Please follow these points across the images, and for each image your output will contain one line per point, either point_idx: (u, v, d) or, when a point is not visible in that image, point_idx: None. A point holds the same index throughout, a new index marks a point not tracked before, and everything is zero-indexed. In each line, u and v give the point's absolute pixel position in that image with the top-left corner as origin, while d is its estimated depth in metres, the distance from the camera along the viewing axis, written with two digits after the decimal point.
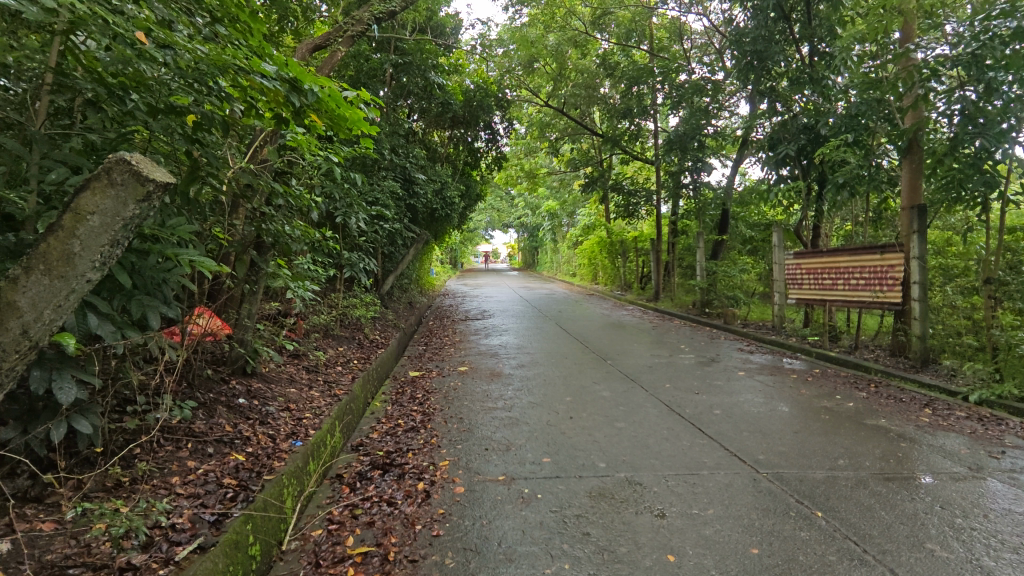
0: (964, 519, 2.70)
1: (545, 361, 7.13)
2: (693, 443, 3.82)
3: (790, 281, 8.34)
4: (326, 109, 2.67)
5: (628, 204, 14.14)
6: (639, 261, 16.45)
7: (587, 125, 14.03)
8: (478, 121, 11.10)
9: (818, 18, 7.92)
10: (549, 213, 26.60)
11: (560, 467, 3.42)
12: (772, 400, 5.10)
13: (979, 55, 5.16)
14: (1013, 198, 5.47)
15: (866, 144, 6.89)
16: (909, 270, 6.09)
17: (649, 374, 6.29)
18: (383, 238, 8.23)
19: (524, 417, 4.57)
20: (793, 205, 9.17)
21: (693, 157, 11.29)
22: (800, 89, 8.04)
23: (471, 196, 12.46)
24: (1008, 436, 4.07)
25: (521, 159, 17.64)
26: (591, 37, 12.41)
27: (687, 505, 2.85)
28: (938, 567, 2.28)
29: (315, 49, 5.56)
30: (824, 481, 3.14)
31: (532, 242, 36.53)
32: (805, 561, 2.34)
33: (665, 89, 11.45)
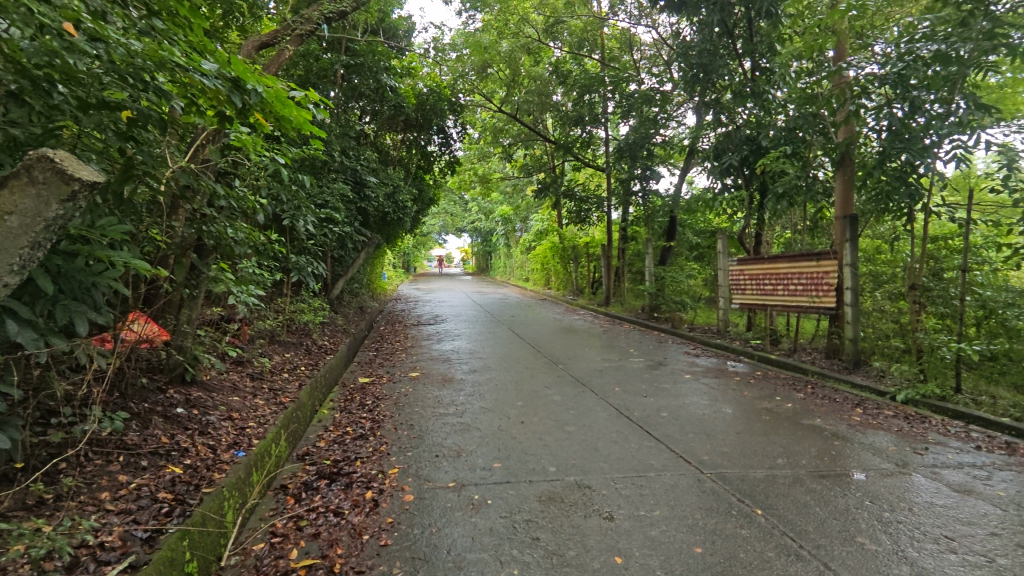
0: (891, 512, 2.85)
1: (497, 366, 7.13)
2: (641, 446, 3.90)
3: (734, 286, 8.65)
4: (271, 110, 2.62)
5: (580, 210, 14.33)
6: (590, 267, 16.69)
7: (540, 132, 14.17)
8: (431, 125, 11.04)
9: (759, 35, 8.28)
10: (502, 219, 26.69)
11: (511, 472, 3.43)
12: (717, 402, 5.26)
13: (904, 75, 5.57)
14: (935, 210, 5.85)
15: (803, 156, 7.20)
16: (843, 276, 6.40)
17: (600, 378, 6.37)
18: (333, 241, 8.05)
19: (475, 423, 4.55)
20: (736, 213, 9.52)
21: (643, 164, 11.59)
22: (743, 102, 8.22)
23: (424, 200, 12.35)
24: (931, 433, 4.33)
25: (475, 164, 17.69)
26: (544, 45, 12.56)
27: (635, 506, 2.91)
28: (867, 560, 2.40)
29: (262, 47, 5.42)
30: (764, 480, 3.26)
31: (485, 247, 36.53)
32: (745, 558, 2.42)
33: (616, 99, 11.71)
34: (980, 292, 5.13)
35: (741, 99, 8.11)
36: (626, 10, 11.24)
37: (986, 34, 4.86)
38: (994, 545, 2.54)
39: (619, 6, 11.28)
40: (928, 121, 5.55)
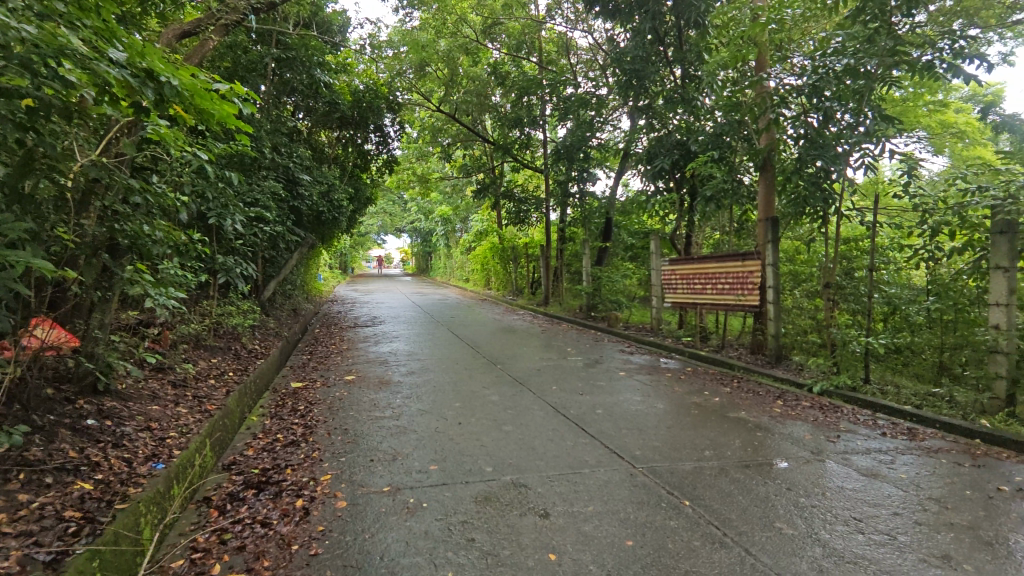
0: (807, 498, 3.04)
1: (435, 367, 7.05)
2: (576, 443, 3.96)
3: (666, 286, 8.95)
4: (192, 104, 2.53)
5: (519, 210, 14.42)
6: (529, 267, 16.84)
7: (478, 133, 14.16)
8: (368, 123, 10.83)
9: (688, 44, 8.58)
10: (442, 220, 26.48)
11: (447, 474, 3.40)
12: (650, 398, 5.43)
13: (818, 87, 5.87)
14: (846, 213, 6.25)
15: (729, 160, 7.52)
16: (765, 276, 6.72)
17: (537, 377, 6.42)
18: (263, 241, 7.73)
19: (412, 426, 4.48)
20: (668, 215, 9.85)
21: (579, 166, 11.81)
22: (674, 108, 8.45)
23: (361, 199, 12.04)
24: (843, 422, 4.63)
25: (413, 163, 17.48)
26: (482, 45, 12.56)
27: (570, 503, 2.95)
28: (784, 544, 2.53)
29: (183, 35, 5.16)
30: (691, 472, 3.39)
31: (425, 247, 36.12)
32: (674, 548, 2.50)
33: (554, 102, 11.85)
34: (886, 290, 5.54)
35: (672, 105, 8.38)
36: (563, 14, 11.40)
37: (889, 51, 5.25)
38: (896, 524, 2.74)
39: (556, 10, 11.44)
40: (840, 130, 5.92)
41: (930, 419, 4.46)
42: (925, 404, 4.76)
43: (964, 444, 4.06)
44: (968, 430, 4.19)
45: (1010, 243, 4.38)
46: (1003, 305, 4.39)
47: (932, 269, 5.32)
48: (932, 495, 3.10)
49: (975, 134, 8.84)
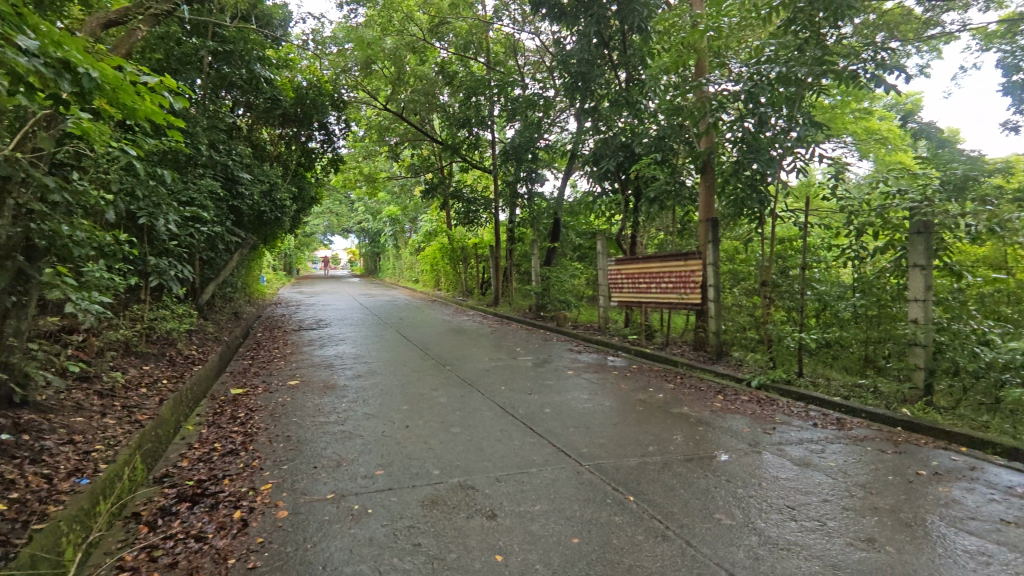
0: (744, 488, 3.15)
1: (383, 370, 6.93)
2: (524, 442, 3.98)
3: (613, 285, 9.11)
4: (117, 98, 2.40)
5: (468, 211, 14.33)
6: (479, 267, 16.82)
7: (426, 133, 14.02)
8: (312, 121, 10.56)
9: (632, 48, 8.74)
10: (390, 220, 26.08)
11: (394, 478, 3.34)
12: (597, 396, 5.52)
13: (754, 92, 6.07)
14: (781, 214, 6.53)
15: (672, 163, 7.73)
16: (706, 274, 6.93)
17: (486, 378, 6.41)
18: (200, 242, 7.39)
19: (358, 431, 4.37)
20: (614, 216, 10.03)
21: (528, 167, 11.88)
22: (619, 111, 8.53)
23: (305, 199, 11.70)
24: (778, 414, 4.84)
25: (360, 163, 17.11)
26: (429, 45, 12.45)
27: (517, 503, 2.95)
28: (722, 535, 2.62)
29: (110, 25, 4.86)
30: (636, 468, 3.46)
31: (372, 248, 35.48)
32: (618, 543, 2.54)
33: (502, 102, 11.88)
34: (817, 287, 5.82)
35: (617, 108, 8.50)
36: (510, 16, 11.43)
37: (818, 60, 5.60)
38: (825, 510, 2.88)
39: (503, 11, 11.46)
40: (774, 135, 6.18)
41: (857, 409, 4.72)
42: (852, 395, 5.03)
43: (887, 432, 4.31)
44: (890, 418, 4.46)
45: (926, 243, 4.70)
46: (921, 300, 4.71)
47: (859, 267, 5.62)
48: (858, 481, 3.28)
49: (896, 140, 9.44)
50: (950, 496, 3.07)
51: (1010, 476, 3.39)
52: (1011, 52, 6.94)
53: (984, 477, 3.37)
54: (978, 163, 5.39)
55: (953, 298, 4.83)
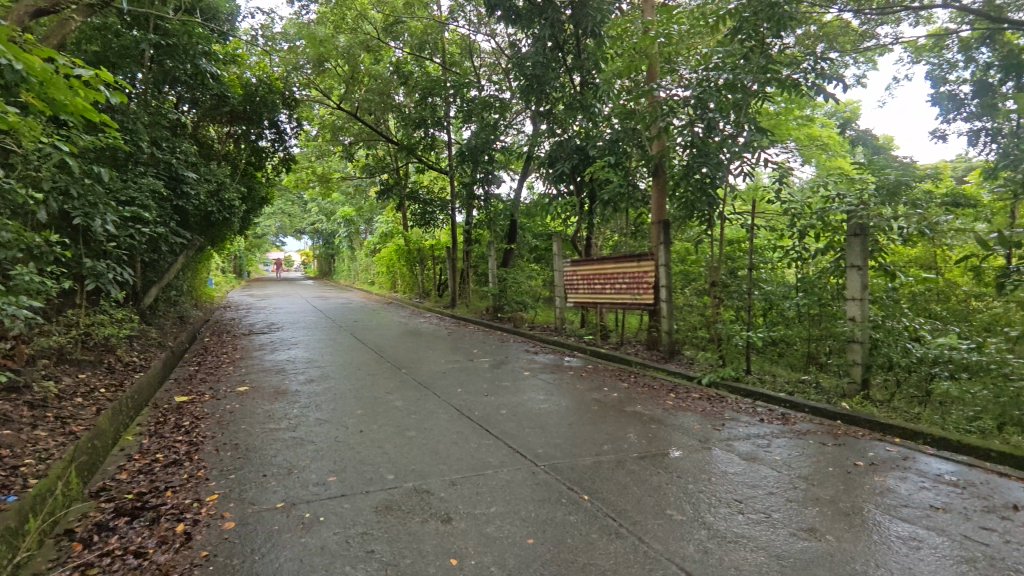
0: (694, 484, 3.24)
1: (336, 374, 6.79)
2: (480, 444, 3.97)
3: (568, 286, 9.19)
4: (49, 90, 2.27)
5: (424, 212, 14.13)
6: (436, 269, 16.69)
7: (381, 132, 13.82)
8: (261, 119, 10.27)
9: (586, 53, 8.86)
10: (345, 222, 25.59)
11: (347, 485, 3.27)
12: (553, 396, 5.56)
13: (703, 99, 6.19)
14: (730, 216, 6.73)
15: (625, 165, 7.85)
16: (658, 275, 7.08)
17: (443, 380, 6.36)
18: (142, 243, 7.04)
19: (310, 437, 4.26)
20: (569, 218, 10.13)
21: (484, 169, 11.88)
22: (573, 115, 8.62)
23: (255, 199, 11.35)
24: (727, 411, 4.99)
25: (312, 163, 16.70)
26: (384, 44, 12.30)
27: (473, 506, 2.94)
28: (673, 530, 2.67)
29: (39, 14, 4.59)
30: (591, 466, 3.50)
31: (327, 250, 34.71)
32: (572, 542, 2.56)
33: (458, 103, 11.82)
34: (764, 287, 6.02)
35: (571, 111, 8.53)
36: (465, 17, 11.41)
37: (762, 68, 5.87)
38: (770, 503, 2.98)
39: (458, 12, 11.42)
40: (722, 140, 6.29)
41: (800, 404, 4.92)
42: (796, 391, 5.24)
43: (828, 425, 4.50)
44: (831, 412, 4.65)
45: (863, 244, 4.91)
46: (858, 299, 4.92)
47: (802, 268, 5.84)
48: (801, 474, 3.41)
49: (835, 147, 9.87)
50: (885, 485, 3.24)
51: (939, 465, 3.60)
52: (939, 64, 7.39)
53: (916, 466, 3.56)
54: (911, 170, 5.70)
55: (888, 297, 5.07)
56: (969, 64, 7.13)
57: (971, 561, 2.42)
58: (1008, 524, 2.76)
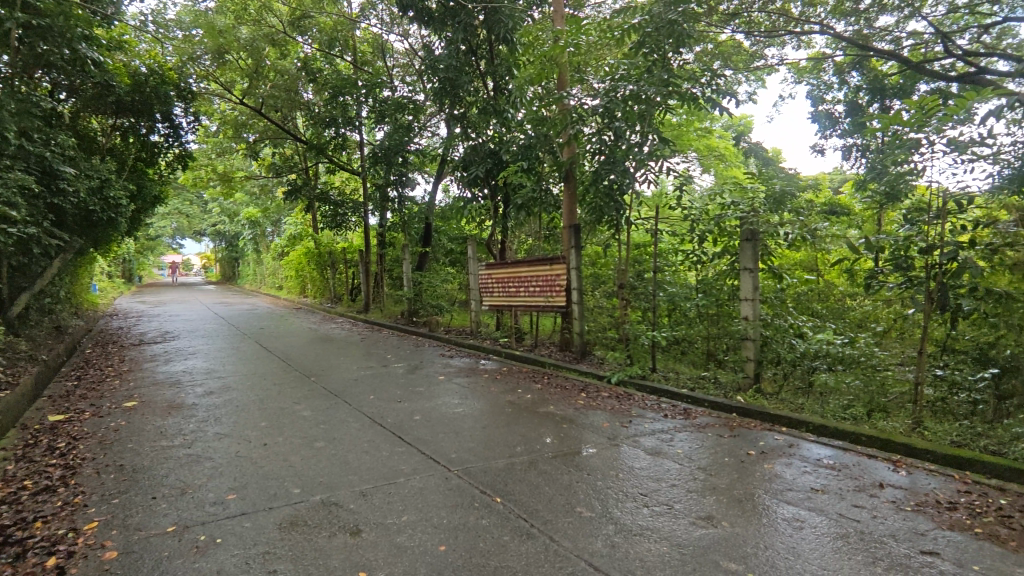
0: (602, 480, 3.35)
1: (238, 385, 6.40)
2: (392, 452, 3.88)
3: (483, 289, 9.24)
4: None
5: (336, 214, 13.52)
6: (348, 273, 16.21)
7: (289, 131, 13.22)
8: (153, 112, 9.48)
9: (499, 59, 8.94)
10: (250, 223, 24.25)
11: (248, 502, 3.09)
12: (468, 400, 5.55)
13: (610, 108, 6.43)
14: (635, 221, 6.93)
15: (537, 171, 7.97)
16: (570, 278, 7.27)
17: (354, 388, 6.16)
18: (8, 245, 6.27)
19: (207, 453, 3.98)
20: (484, 222, 10.19)
21: (398, 171, 11.65)
22: (487, 119, 8.77)
23: (147, 198, 10.47)
24: (635, 408, 5.20)
25: (211, 159, 15.32)
26: (291, 38, 11.78)
27: (383, 515, 2.87)
28: (582, 527, 2.74)
29: None
30: (503, 469, 3.52)
31: (230, 252, 32.66)
32: (484, 546, 2.56)
33: (370, 104, 11.52)
34: (668, 289, 6.32)
35: (485, 116, 8.66)
36: (377, 16, 11.17)
37: (664, 82, 6.18)
38: (672, 494, 3.14)
39: (370, 10, 11.16)
40: (629, 148, 6.51)
41: (700, 399, 5.22)
42: (696, 387, 5.56)
43: (725, 418, 4.80)
44: (727, 405, 4.97)
45: (754, 249, 5.23)
46: (750, 300, 5.25)
47: (701, 271, 6.20)
48: (701, 465, 3.62)
49: (731, 158, 10.60)
50: (773, 472, 3.50)
51: (819, 450, 3.94)
52: (817, 85, 8.15)
53: (799, 452, 3.89)
54: (795, 181, 6.21)
55: (776, 296, 5.47)
56: (843, 85, 7.90)
57: (845, 536, 2.67)
58: (875, 500, 3.08)
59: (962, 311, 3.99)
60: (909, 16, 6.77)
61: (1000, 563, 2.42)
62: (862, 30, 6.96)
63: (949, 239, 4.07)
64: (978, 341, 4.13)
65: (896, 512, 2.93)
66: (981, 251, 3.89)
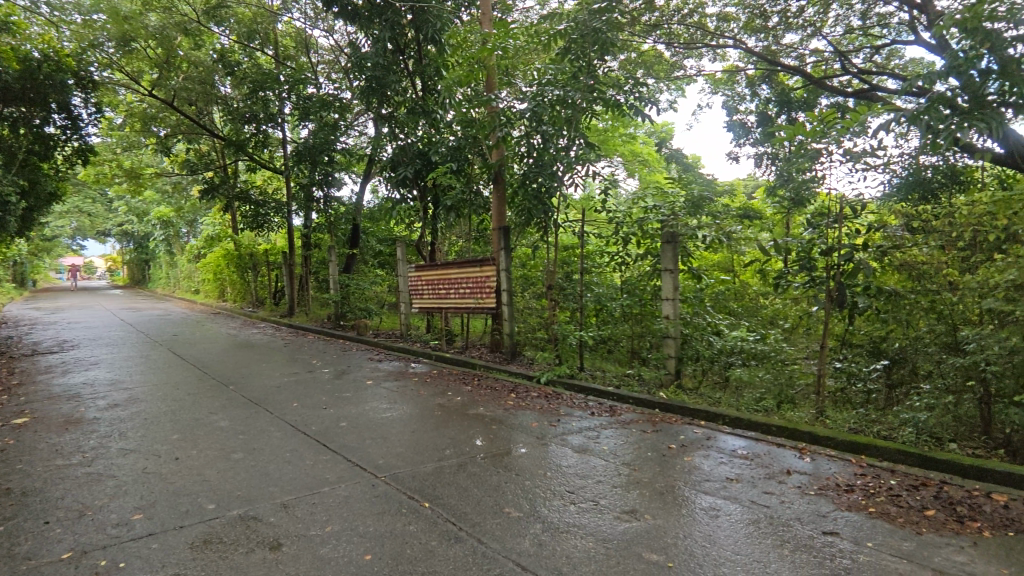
0: (531, 480, 3.38)
1: (147, 396, 5.98)
2: (316, 461, 3.75)
3: (413, 292, 9.12)
4: None
5: (256, 214, 12.89)
6: (271, 276, 15.53)
7: (205, 126, 12.52)
8: (48, 101, 8.71)
9: (427, 59, 8.87)
10: (162, 223, 22.77)
11: (157, 521, 2.89)
12: (396, 404, 5.45)
13: (538, 112, 6.42)
14: (562, 224, 6.96)
15: (467, 172, 7.93)
16: (500, 279, 7.34)
17: (276, 395, 5.89)
18: None
19: (110, 471, 3.69)
20: (413, 223, 10.04)
21: (323, 170, 11.27)
22: (415, 120, 8.68)
23: (41, 195, 9.59)
24: (563, 407, 5.29)
25: (116, 154, 14.28)
26: (206, 29, 11.17)
27: (306, 527, 2.77)
28: (511, 528, 2.75)
29: None
30: (432, 473, 3.48)
31: (140, 253, 30.52)
32: (412, 552, 2.52)
33: (293, 100, 11.12)
34: (595, 289, 6.47)
35: (414, 116, 8.64)
36: (300, 10, 10.80)
37: (589, 88, 6.36)
38: (598, 490, 3.21)
39: (292, 3, 10.77)
40: (556, 153, 6.66)
41: (626, 396, 5.39)
42: (622, 384, 5.75)
43: (648, 414, 4.98)
44: (650, 401, 5.16)
45: (674, 251, 5.51)
46: (671, 299, 5.49)
47: (625, 271, 6.41)
48: (625, 460, 3.73)
49: (654, 163, 11.02)
50: (692, 464, 3.66)
51: (734, 441, 4.16)
52: (732, 96, 8.62)
53: (716, 444, 4.09)
54: (713, 186, 6.58)
55: (695, 296, 5.73)
56: (754, 97, 8.39)
57: (756, 521, 2.83)
58: (783, 486, 3.29)
59: (858, 307, 4.38)
60: (811, 35, 7.29)
61: (890, 539, 2.65)
62: (770, 46, 7.42)
63: (845, 241, 4.41)
64: (872, 335, 4.44)
65: (802, 496, 3.14)
66: (874, 253, 4.24)
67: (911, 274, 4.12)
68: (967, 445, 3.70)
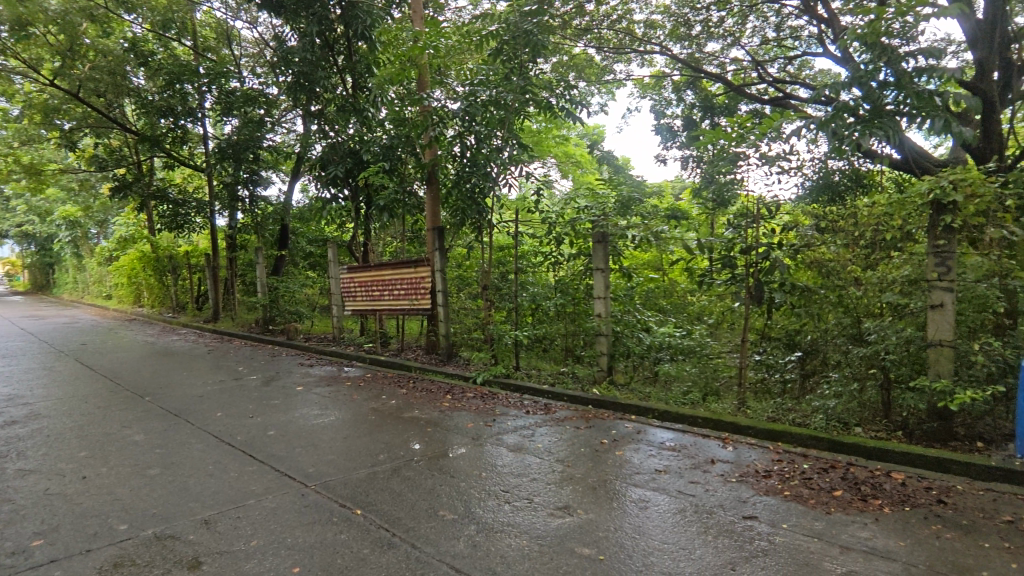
0: (466, 481, 3.36)
1: (51, 411, 5.52)
2: (241, 472, 3.58)
3: (345, 294, 8.88)
4: None
5: (175, 215, 12.11)
6: (192, 279, 14.69)
7: (116, 120, 11.67)
8: None
9: (358, 56, 8.65)
10: (68, 223, 21.09)
11: (60, 546, 2.67)
12: (328, 410, 5.29)
13: (470, 111, 6.47)
14: (496, 223, 6.98)
15: (400, 172, 7.73)
16: (435, 280, 7.28)
17: (198, 405, 5.58)
18: None
19: (6, 495, 3.37)
20: (345, 224, 9.78)
21: (248, 168, 10.77)
22: (346, 117, 8.45)
23: None
24: (499, 407, 5.30)
25: (13, 148, 13.08)
26: (115, 16, 10.43)
27: (229, 542, 2.64)
28: (445, 530, 2.73)
29: None
30: (364, 479, 3.40)
31: (44, 255, 28.16)
32: (342, 562, 2.45)
33: (215, 94, 10.64)
34: (530, 288, 6.52)
35: (344, 113, 8.42)
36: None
37: (521, 89, 6.43)
38: (532, 488, 3.24)
39: None
40: (488, 153, 6.66)
41: (561, 394, 5.45)
42: (557, 381, 5.83)
43: (582, 411, 5.08)
44: (584, 398, 5.25)
45: (605, 250, 5.61)
46: (603, 298, 5.59)
47: (558, 271, 6.47)
48: (559, 457, 3.78)
49: (586, 164, 11.26)
50: (623, 458, 3.76)
51: (663, 434, 4.31)
52: (659, 100, 8.92)
53: (646, 437, 4.22)
54: (641, 188, 6.78)
55: (626, 294, 5.87)
56: (679, 102, 8.73)
57: (682, 510, 2.94)
58: (708, 475, 3.43)
59: (775, 303, 4.62)
60: (731, 44, 7.66)
61: (804, 519, 2.82)
62: (694, 54, 7.74)
63: (763, 241, 4.65)
64: (788, 328, 4.65)
65: (725, 484, 3.29)
66: (787, 251, 4.49)
67: (820, 271, 4.37)
68: (870, 428, 3.95)
